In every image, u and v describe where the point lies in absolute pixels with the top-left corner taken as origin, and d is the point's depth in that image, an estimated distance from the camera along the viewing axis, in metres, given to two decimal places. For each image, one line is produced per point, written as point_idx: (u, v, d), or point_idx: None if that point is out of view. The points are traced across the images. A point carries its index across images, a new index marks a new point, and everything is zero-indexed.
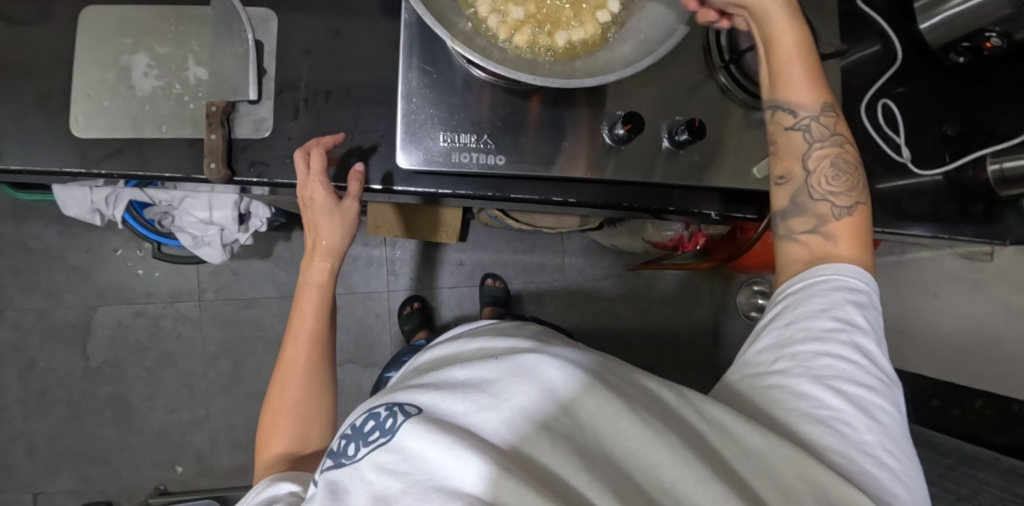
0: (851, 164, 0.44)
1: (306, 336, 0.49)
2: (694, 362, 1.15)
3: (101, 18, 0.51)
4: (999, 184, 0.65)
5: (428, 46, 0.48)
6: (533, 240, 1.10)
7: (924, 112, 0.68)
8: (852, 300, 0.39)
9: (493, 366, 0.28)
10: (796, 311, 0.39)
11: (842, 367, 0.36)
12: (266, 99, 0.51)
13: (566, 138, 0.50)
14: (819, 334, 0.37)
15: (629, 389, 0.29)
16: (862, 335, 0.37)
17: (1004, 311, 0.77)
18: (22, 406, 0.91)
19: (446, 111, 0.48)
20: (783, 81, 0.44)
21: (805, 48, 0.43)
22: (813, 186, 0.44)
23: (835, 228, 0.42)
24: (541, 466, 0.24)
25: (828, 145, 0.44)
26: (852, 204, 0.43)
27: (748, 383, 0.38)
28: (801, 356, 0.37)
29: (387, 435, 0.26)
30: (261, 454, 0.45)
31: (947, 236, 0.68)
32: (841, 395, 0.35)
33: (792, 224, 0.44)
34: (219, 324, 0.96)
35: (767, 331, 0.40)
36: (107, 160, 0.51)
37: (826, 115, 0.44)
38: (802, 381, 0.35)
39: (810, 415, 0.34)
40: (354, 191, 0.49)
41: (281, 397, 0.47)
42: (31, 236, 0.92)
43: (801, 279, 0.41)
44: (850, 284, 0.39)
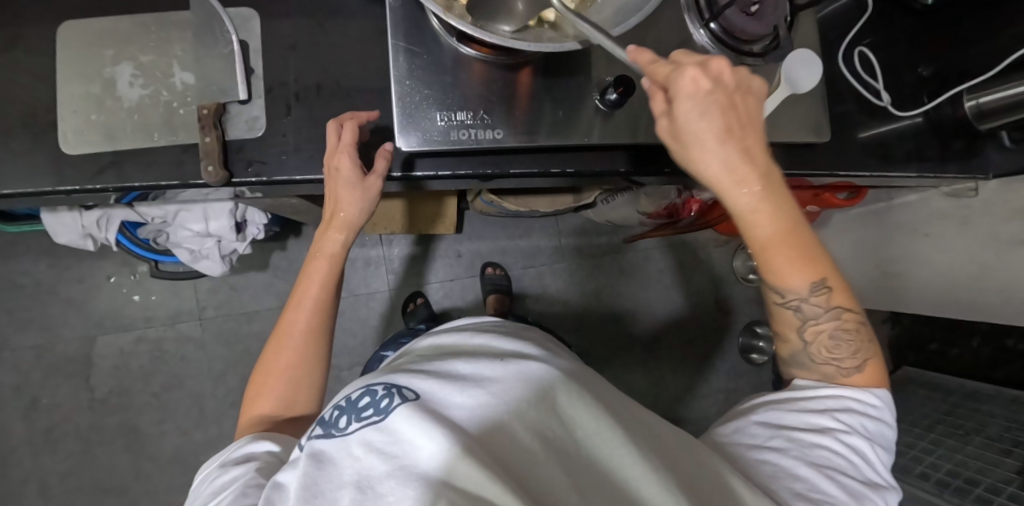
0: (855, 328, 0.42)
1: (310, 304, 0.49)
2: (699, 328, 1.17)
3: (78, 33, 0.50)
4: (977, 118, 0.68)
5: (415, 27, 0.48)
6: (528, 225, 1.11)
7: (898, 57, 0.70)
8: (856, 406, 0.40)
9: (498, 367, 0.29)
10: (802, 405, 0.41)
11: (838, 461, 0.38)
12: (256, 97, 0.51)
13: (558, 108, 0.51)
14: (821, 428, 0.39)
15: (620, 419, 0.30)
16: (860, 437, 0.39)
17: (993, 243, 0.79)
18: (30, 446, 0.89)
19: (440, 90, 0.48)
20: (771, 272, 0.40)
21: (787, 237, 0.38)
22: (815, 353, 0.43)
23: (845, 384, 0.42)
24: (530, 466, 0.25)
25: (827, 319, 0.41)
26: (861, 362, 0.42)
27: (745, 448, 0.39)
28: (798, 440, 0.39)
29: (380, 414, 0.26)
30: (247, 408, 0.47)
31: (932, 174, 0.70)
32: (835, 482, 0.36)
33: (796, 373, 0.45)
34: (223, 341, 0.95)
35: (767, 409, 0.42)
36: (101, 176, 0.50)
37: (820, 292, 0.40)
38: (798, 463, 0.37)
39: (804, 494, 0.35)
40: (380, 169, 0.48)
41: (274, 359, 0.48)
42: (20, 273, 0.90)
43: (805, 380, 0.44)
44: (858, 394, 0.41)
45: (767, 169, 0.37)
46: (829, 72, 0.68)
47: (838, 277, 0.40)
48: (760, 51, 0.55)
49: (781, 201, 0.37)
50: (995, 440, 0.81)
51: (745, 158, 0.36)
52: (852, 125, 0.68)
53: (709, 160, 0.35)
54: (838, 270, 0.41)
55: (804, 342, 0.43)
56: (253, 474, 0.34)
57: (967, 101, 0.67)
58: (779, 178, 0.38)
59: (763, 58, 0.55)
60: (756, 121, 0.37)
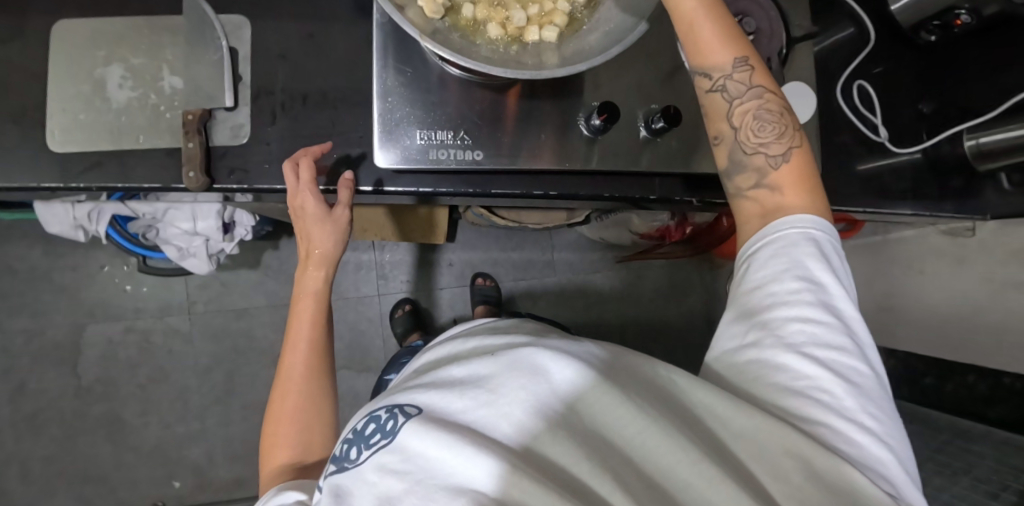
0: (778, 111, 0.43)
1: (306, 343, 0.50)
2: (688, 350, 1.16)
3: (71, 32, 0.51)
4: (976, 158, 0.66)
5: (402, 46, 0.48)
6: (522, 237, 1.11)
7: (901, 92, 0.69)
8: (814, 256, 0.36)
9: (491, 362, 0.29)
10: (764, 280, 0.37)
11: (813, 330, 0.34)
12: (242, 105, 0.51)
13: (542, 131, 0.51)
14: (787, 299, 0.35)
15: (634, 387, 0.29)
16: (829, 294, 0.35)
17: (988, 283, 0.78)
18: (15, 429, 0.90)
19: (422, 109, 0.49)
20: (694, 43, 0.43)
21: (710, 6, 0.42)
22: (745, 141, 0.43)
23: (777, 177, 0.41)
24: (550, 462, 0.25)
25: (750, 98, 0.43)
26: (787, 150, 0.42)
27: (729, 357, 0.36)
28: (771, 323, 0.35)
29: (387, 437, 0.27)
30: (266, 465, 0.46)
31: (928, 213, 0.69)
32: (816, 360, 0.33)
33: (737, 183, 0.43)
34: (211, 337, 0.96)
35: (735, 304, 0.38)
36: (86, 174, 0.50)
37: (743, 68, 0.42)
38: (777, 353, 0.34)
39: (788, 388, 0.33)
40: (345, 199, 0.49)
41: (283, 405, 0.47)
42: (16, 257, 0.91)
43: (759, 240, 0.39)
44: (808, 235, 0.37)
45: None
46: (826, 105, 0.67)
47: (758, 58, 0.43)
48: None
49: None
50: (983, 481, 0.76)
51: None
52: (846, 159, 0.67)
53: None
54: (757, 55, 0.44)
55: (734, 131, 0.44)
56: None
57: (967, 140, 0.66)
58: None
59: None
60: None
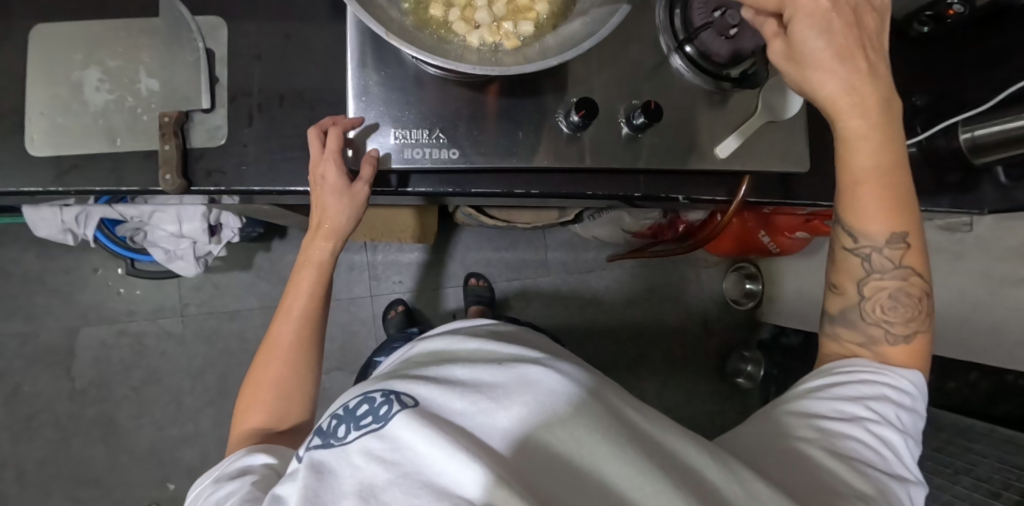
0: (917, 296, 0.43)
1: (298, 315, 0.50)
2: (684, 350, 1.15)
3: (49, 35, 0.50)
4: (972, 152, 0.64)
5: (377, 45, 0.48)
6: (515, 237, 1.10)
7: (894, 85, 0.67)
8: (889, 397, 0.40)
9: (496, 371, 0.30)
10: (833, 391, 0.41)
11: (871, 452, 0.37)
12: (220, 106, 0.51)
13: (523, 129, 0.51)
14: (851, 417, 0.38)
15: (625, 416, 0.29)
16: (890, 429, 0.38)
17: (985, 280, 0.76)
18: (10, 433, 0.90)
19: (398, 108, 0.48)
20: (851, 206, 0.42)
21: (884, 174, 0.40)
22: (868, 311, 0.44)
23: (887, 351, 0.43)
24: (537, 474, 0.25)
25: (892, 277, 0.43)
26: (910, 333, 0.43)
27: (777, 438, 0.38)
28: (832, 431, 0.38)
29: (379, 422, 0.27)
30: (237, 423, 0.47)
31: (924, 208, 0.67)
32: (865, 475, 0.35)
33: (840, 331, 0.46)
34: (204, 339, 0.96)
35: (799, 401, 0.41)
36: (65, 177, 0.50)
37: (896, 245, 0.42)
38: (833, 454, 0.36)
39: (834, 486, 0.34)
40: (366, 175, 0.47)
41: (265, 370, 0.48)
42: (9, 261, 0.92)
43: (846, 364, 0.43)
44: (889, 382, 0.41)
45: (889, 103, 0.39)
46: None
47: (918, 238, 0.42)
48: (737, 77, 0.53)
49: (891, 136, 0.40)
50: (984, 481, 0.78)
51: (861, 93, 0.38)
52: None
53: (829, 82, 0.38)
54: (921, 233, 0.42)
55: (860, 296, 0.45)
56: (250, 487, 0.35)
57: (961, 134, 0.64)
58: (899, 121, 0.40)
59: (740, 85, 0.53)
60: (880, 68, 0.39)
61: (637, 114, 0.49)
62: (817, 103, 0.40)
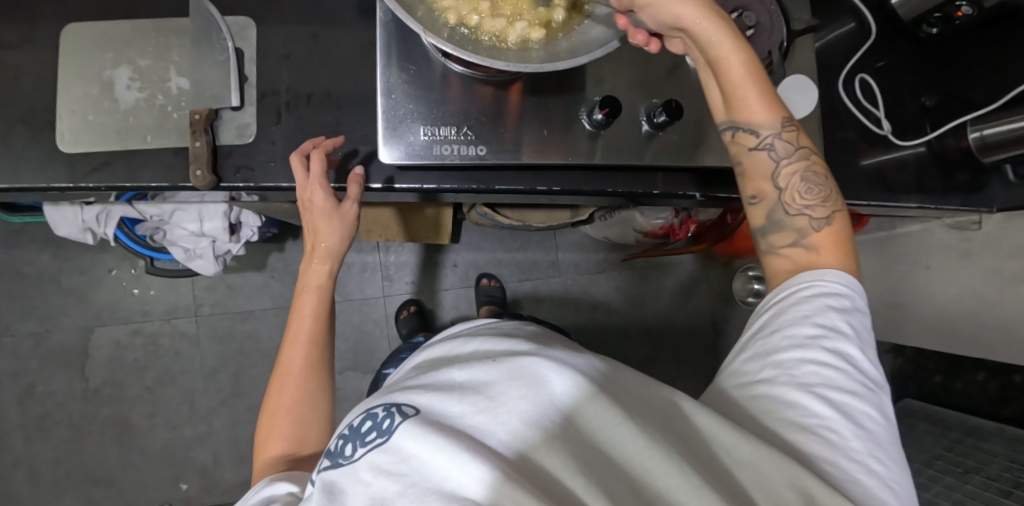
0: (822, 175, 0.44)
1: (305, 338, 0.49)
2: (694, 349, 1.16)
3: (80, 34, 0.51)
4: (981, 150, 0.65)
5: (404, 44, 0.49)
6: (526, 238, 1.11)
7: (903, 85, 0.69)
8: (833, 306, 0.38)
9: (492, 368, 0.29)
10: (781, 321, 0.39)
11: (827, 375, 0.35)
12: (248, 104, 0.52)
13: (545, 127, 0.52)
14: (804, 342, 0.36)
15: (631, 402, 0.29)
16: (844, 341, 0.37)
17: (994, 278, 0.77)
18: (23, 432, 0.90)
19: (425, 106, 0.49)
20: (739, 105, 0.44)
21: (755, 68, 0.43)
22: (788, 203, 0.44)
23: (815, 241, 0.42)
24: (545, 470, 0.24)
25: (795, 160, 0.44)
26: (830, 213, 0.43)
27: (736, 389, 0.37)
28: (783, 363, 0.36)
29: (383, 436, 0.27)
30: (259, 454, 0.45)
31: (934, 206, 0.68)
32: (827, 402, 0.34)
33: (774, 240, 0.44)
34: (217, 339, 0.96)
35: (752, 343, 0.39)
36: (94, 174, 0.51)
37: (788, 129, 0.44)
38: (787, 390, 0.34)
39: (799, 423, 0.33)
40: (353, 194, 0.50)
41: (280, 398, 0.47)
42: (25, 261, 0.92)
43: (783, 291, 0.41)
44: (833, 290, 0.39)
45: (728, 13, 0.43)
46: (828, 99, 0.67)
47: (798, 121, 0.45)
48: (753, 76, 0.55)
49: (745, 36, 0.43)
50: (995, 480, 0.77)
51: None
52: (850, 153, 0.66)
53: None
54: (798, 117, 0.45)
55: (778, 192, 0.44)
56: None
57: (971, 132, 0.64)
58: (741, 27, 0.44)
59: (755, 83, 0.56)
60: None
61: (658, 112, 0.50)
62: (680, 24, 0.42)
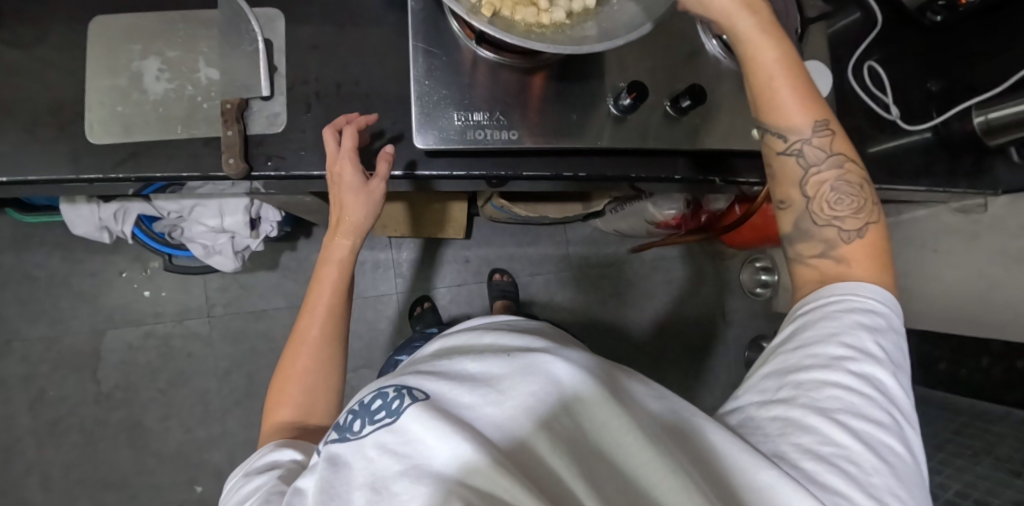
0: (857, 182, 0.42)
1: (323, 311, 0.50)
2: (704, 340, 1.16)
3: (108, 27, 0.52)
4: (986, 134, 0.66)
5: (434, 30, 0.50)
6: (536, 233, 1.12)
7: (909, 73, 0.71)
8: (863, 325, 0.37)
9: (504, 363, 0.28)
10: (805, 336, 0.38)
11: (850, 400, 0.34)
12: (278, 94, 0.52)
13: (571, 112, 0.52)
14: (828, 362, 0.36)
15: (641, 415, 0.27)
16: (871, 362, 0.36)
17: (1001, 258, 0.79)
18: (34, 438, 0.89)
19: (457, 92, 0.50)
20: (771, 106, 0.41)
21: (790, 66, 0.40)
22: (817, 213, 0.42)
23: (845, 253, 0.41)
24: (542, 464, 0.24)
25: (829, 167, 0.42)
26: (863, 226, 0.41)
27: (755, 407, 0.36)
28: (804, 383, 0.35)
29: (392, 416, 0.26)
30: (267, 418, 0.46)
31: (942, 189, 0.70)
32: (847, 429, 0.33)
33: (800, 249, 0.43)
34: (231, 339, 0.96)
35: (775, 357, 0.39)
36: (122, 165, 0.51)
37: (823, 133, 0.41)
38: (807, 415, 0.33)
39: (817, 451, 0.31)
40: (382, 172, 0.49)
41: (293, 365, 0.47)
42: (35, 265, 0.92)
43: (814, 303, 0.40)
44: (866, 306, 0.38)
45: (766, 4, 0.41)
46: (839, 86, 0.69)
47: (838, 122, 0.42)
48: None
49: (781, 34, 0.41)
50: (1006, 461, 0.73)
51: None
52: (860, 138, 0.68)
53: None
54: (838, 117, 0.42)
55: (807, 200, 0.43)
56: (276, 482, 0.34)
57: (974, 117, 0.65)
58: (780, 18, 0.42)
59: None
60: None
61: (684, 94, 0.51)
62: (715, 16, 0.41)
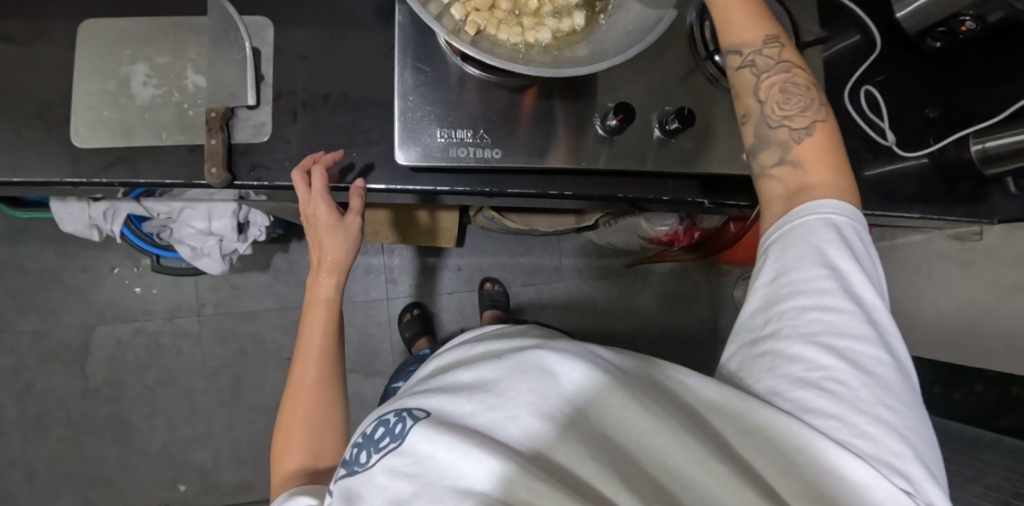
0: (805, 84, 0.43)
1: (315, 353, 0.50)
2: (696, 357, 1.16)
3: (98, 30, 0.52)
4: (982, 162, 0.67)
5: (422, 45, 0.50)
6: (530, 243, 1.11)
7: (907, 98, 0.69)
8: (838, 244, 0.36)
9: (496, 367, 0.31)
10: (782, 265, 0.37)
11: (832, 321, 0.33)
12: (264, 103, 0.52)
13: (560, 131, 0.52)
14: (806, 287, 0.35)
15: (640, 386, 0.30)
16: (849, 278, 0.35)
17: (996, 288, 0.78)
18: (21, 430, 0.89)
19: (442, 108, 0.50)
20: (725, 24, 0.44)
21: None
22: (771, 116, 0.43)
23: (798, 155, 0.41)
24: (561, 465, 0.26)
25: (779, 72, 0.43)
26: (813, 125, 0.41)
27: (743, 348, 0.37)
28: (785, 314, 0.35)
29: (397, 440, 0.29)
30: (277, 469, 0.46)
31: (936, 217, 0.69)
32: (831, 350, 0.33)
33: (761, 159, 0.43)
34: (219, 339, 0.96)
35: (755, 292, 0.38)
36: (107, 170, 0.51)
37: (773, 45, 0.43)
38: (791, 345, 0.34)
39: (804, 379, 0.32)
40: (357, 206, 0.50)
41: (295, 411, 0.48)
42: (28, 258, 0.92)
43: (781, 229, 0.38)
44: (836, 221, 0.36)
45: None
46: (835, 110, 0.68)
47: (788, 37, 0.44)
48: None
49: None
50: (995, 490, 0.72)
51: None
52: (854, 163, 0.67)
53: None
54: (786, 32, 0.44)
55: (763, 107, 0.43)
56: None
57: (972, 145, 0.67)
58: None
59: None
60: None
61: (672, 117, 0.51)
62: None
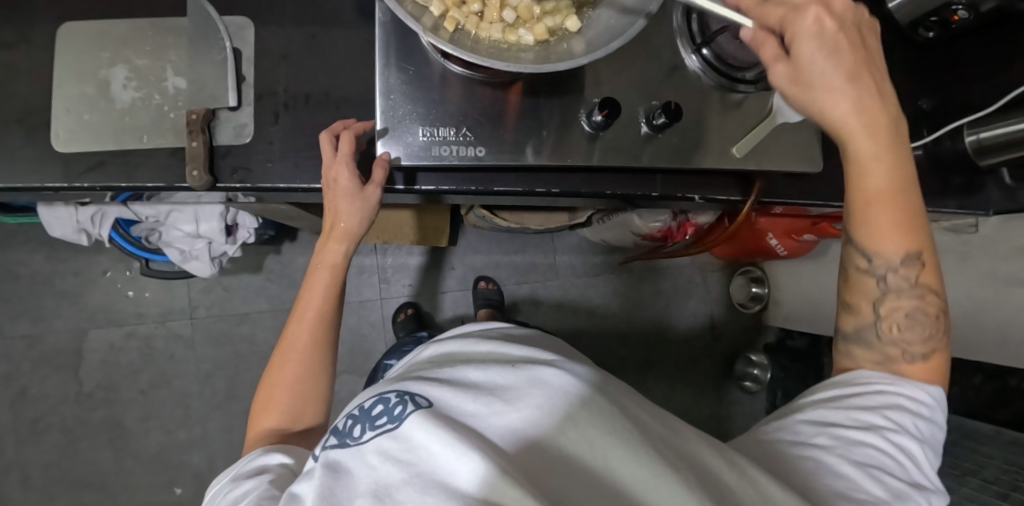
0: (933, 316, 0.42)
1: (312, 318, 0.49)
2: (692, 353, 1.15)
3: (76, 33, 0.51)
4: (977, 153, 0.66)
5: (404, 44, 0.49)
6: (524, 241, 1.11)
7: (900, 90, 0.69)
8: (907, 408, 0.38)
9: (510, 374, 0.27)
10: (849, 401, 0.39)
11: (884, 460, 0.35)
12: (246, 104, 0.51)
13: (547, 128, 0.51)
14: (869, 426, 0.37)
15: (653, 436, 0.26)
16: (909, 439, 0.37)
17: (992, 281, 0.77)
18: (16, 436, 0.89)
19: (424, 107, 0.49)
20: (867, 228, 0.40)
21: (897, 190, 0.38)
22: (883, 329, 0.42)
23: (903, 367, 0.41)
24: (557, 482, 0.22)
25: (909, 297, 0.42)
26: (929, 352, 0.41)
27: (783, 444, 0.36)
28: (842, 436, 0.36)
29: (393, 422, 0.25)
30: (253, 424, 0.46)
31: (930, 209, 0.68)
32: (882, 484, 0.33)
33: (855, 350, 0.43)
34: (213, 341, 0.96)
35: (812, 409, 0.40)
36: (89, 174, 0.50)
37: (912, 264, 0.41)
38: (842, 462, 0.34)
39: (846, 494, 0.32)
40: (377, 179, 0.48)
41: (281, 372, 0.47)
42: (19, 263, 0.92)
43: (859, 376, 0.41)
44: (913, 397, 0.39)
45: (896, 124, 0.38)
46: None
47: (931, 257, 0.41)
48: (753, 79, 0.53)
49: (901, 156, 0.38)
50: (992, 482, 0.76)
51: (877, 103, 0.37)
52: None
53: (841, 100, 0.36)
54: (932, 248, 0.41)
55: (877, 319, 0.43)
56: (268, 486, 0.33)
57: (967, 136, 0.65)
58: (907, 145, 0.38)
59: (755, 87, 0.54)
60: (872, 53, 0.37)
61: (658, 112, 0.50)
62: (830, 127, 0.38)
